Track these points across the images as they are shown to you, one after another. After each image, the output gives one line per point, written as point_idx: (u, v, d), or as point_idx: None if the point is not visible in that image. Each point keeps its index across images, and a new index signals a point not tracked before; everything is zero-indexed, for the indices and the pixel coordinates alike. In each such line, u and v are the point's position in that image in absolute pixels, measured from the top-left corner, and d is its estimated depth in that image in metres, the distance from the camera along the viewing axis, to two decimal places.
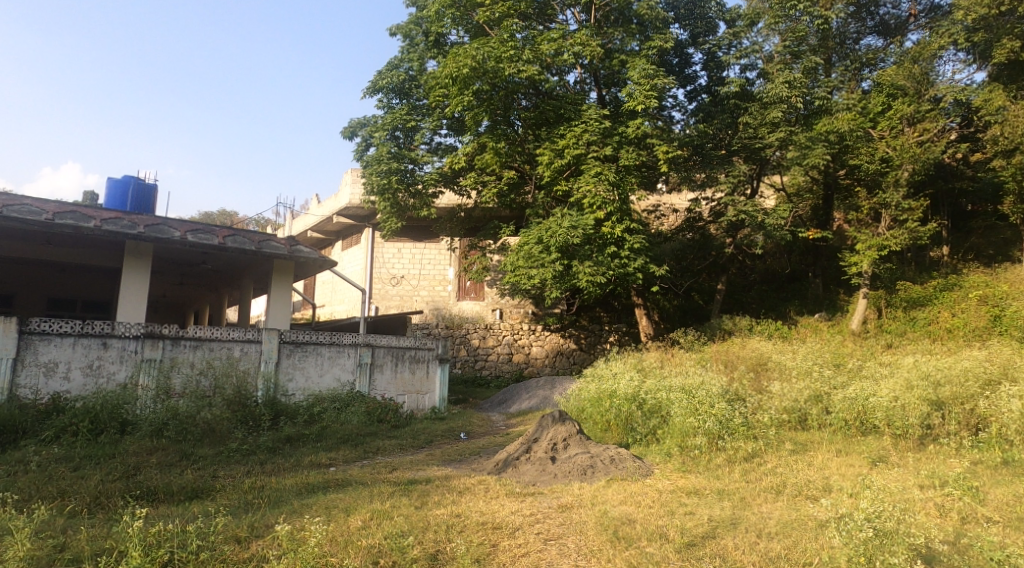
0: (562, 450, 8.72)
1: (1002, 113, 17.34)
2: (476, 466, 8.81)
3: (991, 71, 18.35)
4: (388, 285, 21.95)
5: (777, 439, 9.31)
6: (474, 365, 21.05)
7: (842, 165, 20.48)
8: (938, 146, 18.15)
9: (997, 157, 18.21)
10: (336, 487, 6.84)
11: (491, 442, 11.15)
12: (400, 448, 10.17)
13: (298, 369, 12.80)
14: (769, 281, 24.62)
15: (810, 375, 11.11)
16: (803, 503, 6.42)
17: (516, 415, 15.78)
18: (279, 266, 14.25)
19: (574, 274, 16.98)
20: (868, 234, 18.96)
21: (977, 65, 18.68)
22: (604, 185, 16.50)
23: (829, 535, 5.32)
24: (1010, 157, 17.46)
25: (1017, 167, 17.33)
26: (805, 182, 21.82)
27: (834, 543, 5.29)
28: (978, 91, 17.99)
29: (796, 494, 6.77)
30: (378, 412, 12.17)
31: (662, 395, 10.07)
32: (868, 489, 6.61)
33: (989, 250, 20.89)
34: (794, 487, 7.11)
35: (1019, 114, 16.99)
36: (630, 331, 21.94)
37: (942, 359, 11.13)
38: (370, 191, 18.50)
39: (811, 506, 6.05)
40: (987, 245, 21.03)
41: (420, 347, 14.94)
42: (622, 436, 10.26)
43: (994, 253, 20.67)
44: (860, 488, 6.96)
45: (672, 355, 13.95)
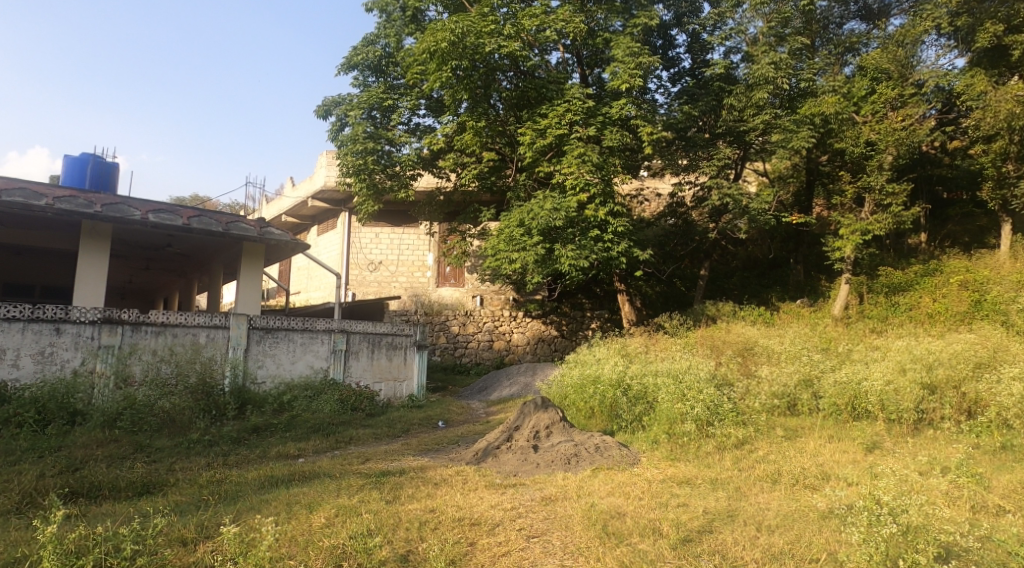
0: (544, 438, 8.31)
1: (983, 98, 16.91)
2: (455, 456, 8.37)
3: (972, 57, 17.96)
4: (366, 271, 21.39)
5: (768, 424, 8.96)
6: (454, 353, 20.61)
7: (825, 150, 20.29)
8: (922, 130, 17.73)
9: (978, 144, 17.91)
10: (301, 481, 6.36)
11: (471, 430, 10.70)
12: (375, 438, 9.70)
13: (268, 357, 12.26)
14: (752, 267, 24.39)
15: (799, 359, 10.78)
16: (802, 492, 6.04)
17: (496, 402, 15.37)
18: (249, 249, 13.63)
19: (557, 257, 16.53)
20: (851, 218, 18.70)
21: (958, 51, 18.37)
22: (588, 166, 16.01)
23: (850, 532, 4.90)
24: (991, 144, 17.29)
25: (998, 153, 17.10)
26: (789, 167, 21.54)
27: (853, 540, 4.88)
28: (960, 77, 17.65)
29: (794, 483, 6.40)
30: (352, 400, 11.66)
31: (648, 381, 9.69)
32: (868, 478, 6.24)
33: (971, 234, 20.76)
34: (791, 475, 6.73)
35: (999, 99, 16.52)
36: (612, 317, 21.56)
37: (933, 342, 10.86)
38: (345, 172, 17.85)
39: (811, 497, 5.69)
40: (969, 229, 20.91)
41: (398, 333, 14.47)
42: (606, 424, 9.86)
43: (976, 237, 20.54)
44: (859, 477, 6.59)
45: (656, 340, 13.57)
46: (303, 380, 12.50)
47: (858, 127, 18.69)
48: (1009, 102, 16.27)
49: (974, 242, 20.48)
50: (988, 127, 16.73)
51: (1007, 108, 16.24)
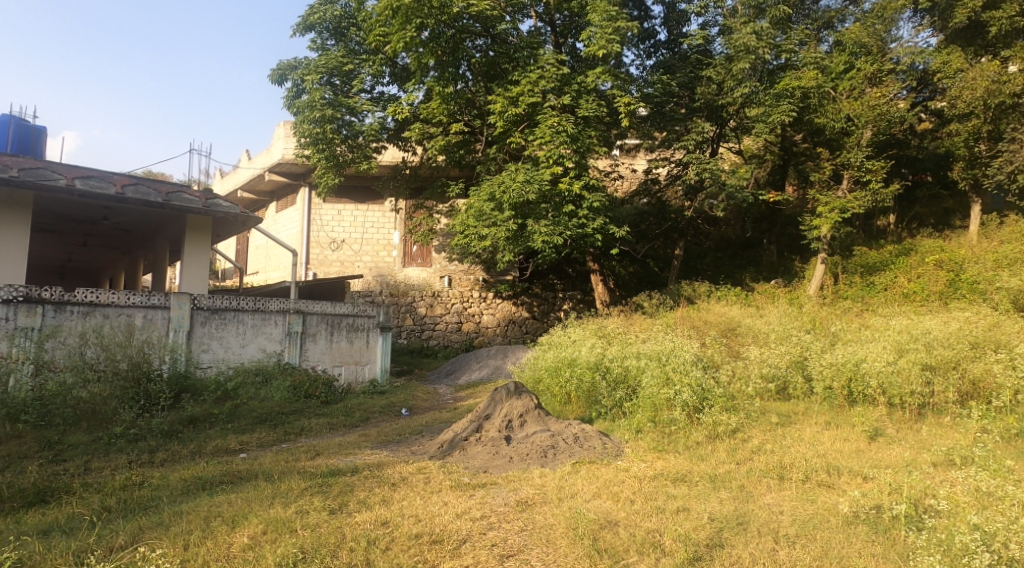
0: (518, 428, 7.47)
1: (960, 76, 16.41)
2: (417, 449, 7.50)
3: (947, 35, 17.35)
4: (327, 250, 20.27)
5: (761, 411, 8.22)
6: (421, 335, 19.72)
7: (800, 128, 19.51)
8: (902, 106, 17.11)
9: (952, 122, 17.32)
10: (232, 483, 5.45)
11: (437, 419, 9.82)
12: (329, 430, 8.77)
13: (215, 339, 11.22)
14: (725, 247, 23.79)
15: (789, 340, 10.09)
16: (818, 493, 5.26)
17: (465, 386, 14.56)
18: (194, 222, 12.56)
19: (529, 234, 15.63)
20: (829, 196, 18.00)
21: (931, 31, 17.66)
22: (561, 138, 15.11)
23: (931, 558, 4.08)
24: (964, 122, 16.67)
25: (971, 133, 16.60)
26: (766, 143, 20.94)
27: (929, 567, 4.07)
28: (935, 54, 17.10)
29: (804, 479, 5.61)
30: (305, 386, 10.68)
31: (629, 364, 8.90)
32: (885, 477, 5.51)
33: (940, 216, 20.43)
34: (799, 468, 5.97)
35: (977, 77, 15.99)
36: (585, 298, 20.79)
37: (921, 320, 10.25)
38: (304, 142, 16.74)
39: (831, 500, 4.94)
40: (938, 210, 20.57)
41: (359, 314, 13.57)
42: (584, 410, 9.08)
43: (944, 219, 20.23)
44: (873, 473, 5.86)
45: (633, 320, 12.81)
46: (253, 365, 11.50)
47: (839, 102, 17.97)
48: (987, 79, 15.74)
49: (942, 224, 20.06)
50: (966, 104, 16.12)
51: (985, 86, 15.75)
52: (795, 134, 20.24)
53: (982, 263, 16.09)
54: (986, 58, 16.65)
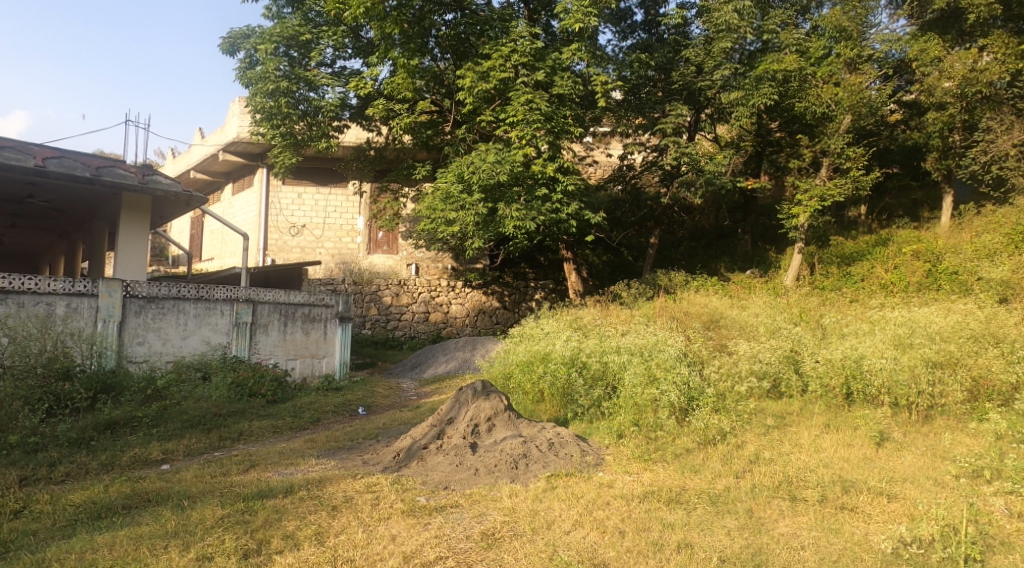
0: (485, 434, 6.61)
1: (938, 64, 15.51)
2: (368, 460, 6.58)
3: (927, 20, 16.61)
4: (287, 236, 19.10)
5: (756, 410, 7.37)
6: (386, 326, 18.73)
7: (778, 116, 18.80)
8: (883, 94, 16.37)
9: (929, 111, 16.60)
10: (142, 507, 4.65)
11: (396, 419, 8.93)
12: (271, 436, 7.89)
13: (151, 331, 10.23)
14: (699, 236, 23.01)
15: (778, 332, 9.26)
16: (840, 522, 4.44)
17: (430, 380, 13.66)
18: (129, 201, 11.70)
19: (499, 219, 14.71)
20: (808, 183, 17.25)
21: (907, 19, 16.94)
22: (532, 118, 14.14)
23: None
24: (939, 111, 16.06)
25: (947, 122, 15.98)
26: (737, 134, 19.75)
27: None
28: (912, 42, 16.33)
29: (820, 500, 4.76)
30: (248, 383, 9.70)
31: (609, 359, 8.08)
32: (902, 499, 4.77)
33: (909, 207, 19.97)
34: (809, 483, 5.15)
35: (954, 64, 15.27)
36: (558, 288, 19.98)
37: (908, 311, 9.54)
38: (258, 117, 15.63)
39: (868, 535, 4.20)
40: (907, 202, 20.12)
41: (315, 304, 12.64)
42: (557, 410, 8.26)
43: (913, 210, 19.76)
44: (896, 492, 4.92)
45: (609, 311, 11.97)
46: (195, 360, 10.52)
47: (821, 85, 17.02)
48: (963, 65, 15.04)
49: (913, 214, 19.57)
50: (941, 94, 15.44)
51: (963, 73, 15.11)
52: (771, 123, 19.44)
53: (962, 253, 15.40)
54: (963, 46, 15.96)
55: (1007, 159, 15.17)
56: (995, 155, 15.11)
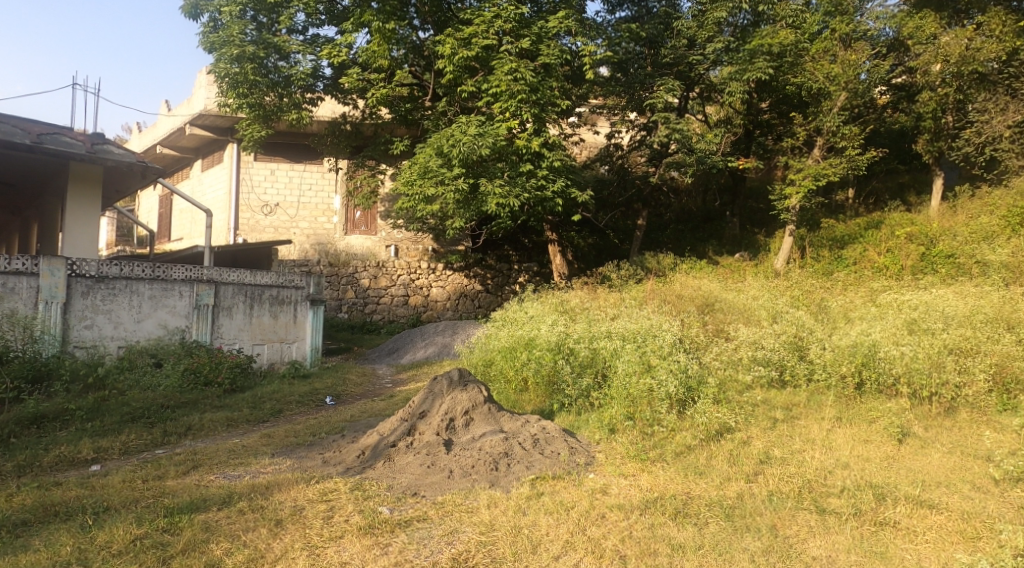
0: (462, 429, 5.88)
1: (934, 42, 14.91)
2: (330, 460, 5.82)
3: None
4: (259, 215, 18.11)
5: (764, 399, 6.64)
6: (363, 309, 17.90)
7: (769, 95, 18.05)
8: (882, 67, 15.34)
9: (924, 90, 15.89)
10: (52, 524, 4.06)
11: (365, 411, 8.23)
12: (225, 431, 7.23)
13: (100, 314, 9.42)
14: (686, 219, 22.29)
15: (778, 317, 8.51)
16: (883, 545, 3.75)
17: (407, 366, 12.91)
18: (76, 171, 11.52)
19: (481, 196, 13.84)
20: (800, 164, 16.12)
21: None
22: (516, 89, 13.28)
23: None
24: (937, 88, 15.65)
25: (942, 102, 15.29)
26: (728, 110, 18.59)
27: None
28: (910, 18, 15.59)
29: (852, 514, 4.06)
30: (204, 371, 8.94)
31: (599, 345, 7.37)
32: (941, 513, 4.05)
33: (896, 190, 19.31)
34: (833, 487, 4.44)
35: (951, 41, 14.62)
36: (542, 271, 19.21)
37: (909, 293, 8.78)
38: (223, 86, 14.68)
39: None
40: (894, 185, 19.45)
41: (284, 285, 11.81)
42: (543, 401, 7.58)
43: (901, 194, 19.16)
44: (937, 501, 4.19)
45: (596, 294, 11.21)
46: (150, 345, 9.72)
47: (823, 58, 15.82)
48: (960, 44, 14.38)
49: (899, 198, 18.97)
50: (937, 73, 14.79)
51: (960, 52, 14.41)
52: (762, 101, 18.37)
53: (958, 236, 14.62)
54: (961, 23, 15.29)
55: (1001, 140, 14.40)
56: (990, 136, 14.39)
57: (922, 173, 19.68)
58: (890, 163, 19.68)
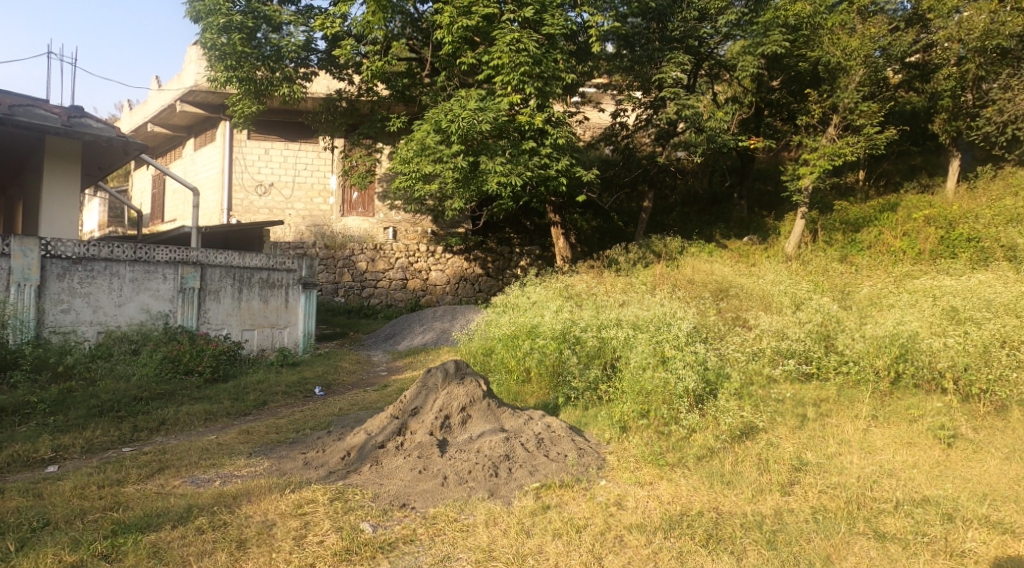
0: (458, 429, 5.31)
1: (956, 15, 14.13)
2: (312, 462, 5.25)
3: None
4: (253, 195, 17.35)
5: (794, 393, 5.99)
6: (360, 293, 17.29)
7: (780, 73, 17.32)
8: (905, 38, 14.45)
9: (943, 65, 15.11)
10: None
11: (356, 403, 7.66)
12: (201, 426, 6.69)
13: (78, 298, 8.87)
14: (692, 202, 21.61)
15: (800, 302, 7.87)
16: None
17: (404, 353, 12.31)
18: (52, 146, 10.93)
19: (482, 174, 13.20)
20: (815, 143, 15.21)
21: None
22: (519, 61, 12.59)
23: None
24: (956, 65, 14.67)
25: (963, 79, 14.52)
26: (738, 88, 17.93)
27: None
28: None
29: (920, 543, 3.52)
30: (183, 359, 8.39)
31: (608, 334, 6.77)
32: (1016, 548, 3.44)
33: (907, 173, 18.61)
34: (884, 512, 3.84)
35: (973, 13, 13.85)
36: (544, 254, 18.62)
37: (939, 278, 8.10)
38: (212, 59, 14.13)
39: None
40: (905, 167, 18.76)
41: (275, 268, 11.21)
42: (548, 394, 7.01)
43: (912, 176, 18.47)
44: (1018, 527, 3.66)
45: (602, 278, 10.60)
46: (132, 330, 9.15)
47: (840, 31, 15.04)
48: (984, 18, 13.55)
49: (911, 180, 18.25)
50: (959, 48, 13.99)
51: (984, 25, 13.62)
52: (773, 78, 17.66)
53: (979, 218, 13.81)
54: None
55: None
56: (1013, 114, 13.61)
57: (934, 156, 18.95)
58: (901, 144, 18.96)
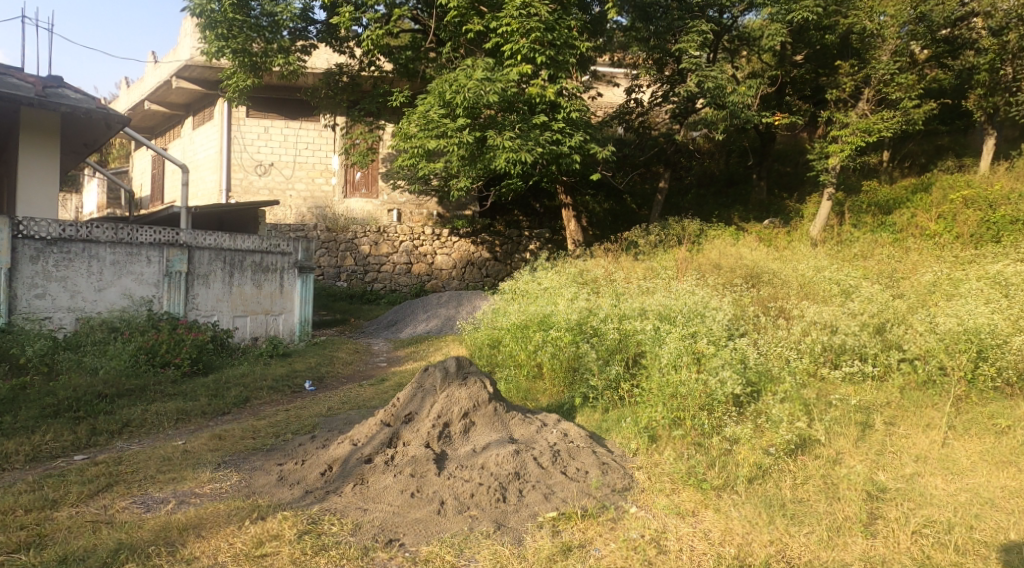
0: (459, 439, 4.50)
1: None
2: (288, 478, 4.45)
3: None
4: (253, 175, 16.49)
5: (850, 390, 5.11)
6: (363, 278, 16.44)
7: (804, 46, 16.31)
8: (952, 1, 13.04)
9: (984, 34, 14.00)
10: None
11: (349, 400, 6.86)
12: (171, 429, 5.93)
13: (53, 282, 8.10)
14: (708, 183, 20.57)
15: (844, 288, 6.97)
16: None
17: (406, 342, 11.50)
18: (27, 119, 10.11)
19: (490, 151, 12.34)
20: (846, 117, 14.22)
21: None
22: (530, 26, 11.75)
23: None
24: (994, 36, 13.50)
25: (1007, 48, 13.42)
26: (762, 61, 16.91)
27: None
28: None
29: None
30: (160, 351, 7.62)
31: (630, 327, 5.91)
32: None
33: (932, 153, 17.54)
34: None
35: None
36: (555, 238, 17.77)
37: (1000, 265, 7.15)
38: (203, 28, 13.33)
39: None
40: (931, 147, 17.64)
41: (269, 251, 10.36)
42: (562, 393, 6.19)
43: (938, 156, 17.41)
44: None
45: (619, 263, 9.71)
46: (113, 317, 8.38)
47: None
48: None
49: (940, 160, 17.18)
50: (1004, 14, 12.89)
51: None
52: (798, 52, 16.63)
53: None
54: None
55: None
56: None
57: (963, 136, 17.88)
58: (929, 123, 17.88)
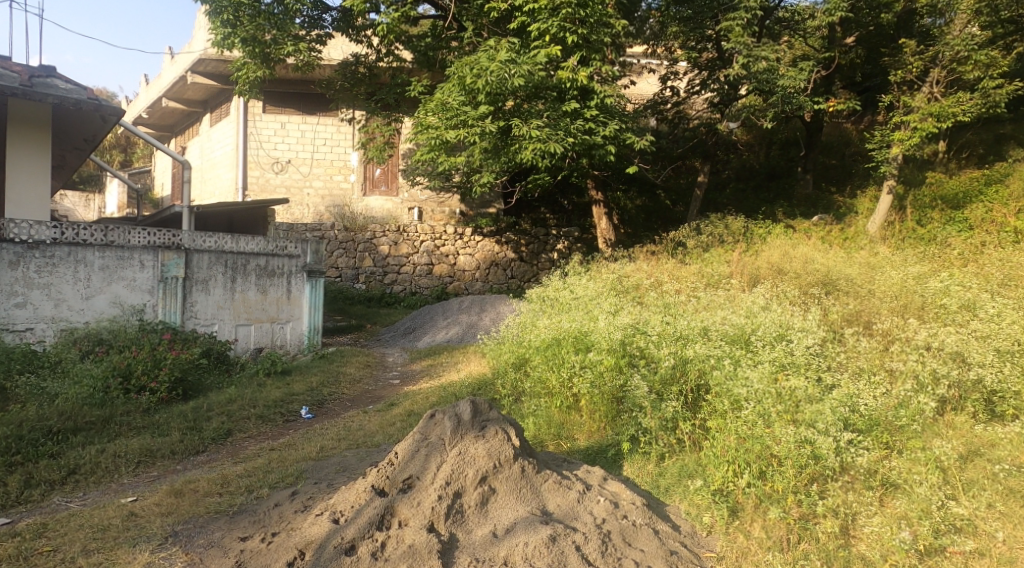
0: (477, 514, 3.35)
1: None
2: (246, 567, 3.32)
3: None
4: (269, 173, 15.48)
5: (996, 443, 3.83)
6: (382, 280, 15.34)
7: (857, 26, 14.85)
8: None
9: None
10: None
11: (349, 435, 5.73)
12: (128, 477, 4.89)
13: (35, 289, 7.15)
14: (748, 177, 18.90)
15: (948, 300, 5.62)
16: None
17: (424, 352, 10.33)
18: (14, 111, 8.76)
19: (516, 142, 11.17)
20: (913, 100, 12.72)
21: None
22: (560, 2, 10.54)
23: None
24: None
25: None
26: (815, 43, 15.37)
27: None
28: None
29: None
30: (136, 374, 6.55)
31: (689, 353, 4.65)
32: None
33: (993, 143, 15.62)
34: None
35: None
36: (584, 237, 16.49)
37: None
38: (208, 16, 12.37)
39: None
40: (993, 135, 15.80)
41: (275, 253, 9.22)
42: (606, 434, 4.97)
43: (998, 148, 15.39)
44: None
45: (663, 267, 8.46)
46: (100, 328, 7.38)
47: None
48: None
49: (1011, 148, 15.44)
50: None
51: None
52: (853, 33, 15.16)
53: None
54: None
55: None
56: None
57: None
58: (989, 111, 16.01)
